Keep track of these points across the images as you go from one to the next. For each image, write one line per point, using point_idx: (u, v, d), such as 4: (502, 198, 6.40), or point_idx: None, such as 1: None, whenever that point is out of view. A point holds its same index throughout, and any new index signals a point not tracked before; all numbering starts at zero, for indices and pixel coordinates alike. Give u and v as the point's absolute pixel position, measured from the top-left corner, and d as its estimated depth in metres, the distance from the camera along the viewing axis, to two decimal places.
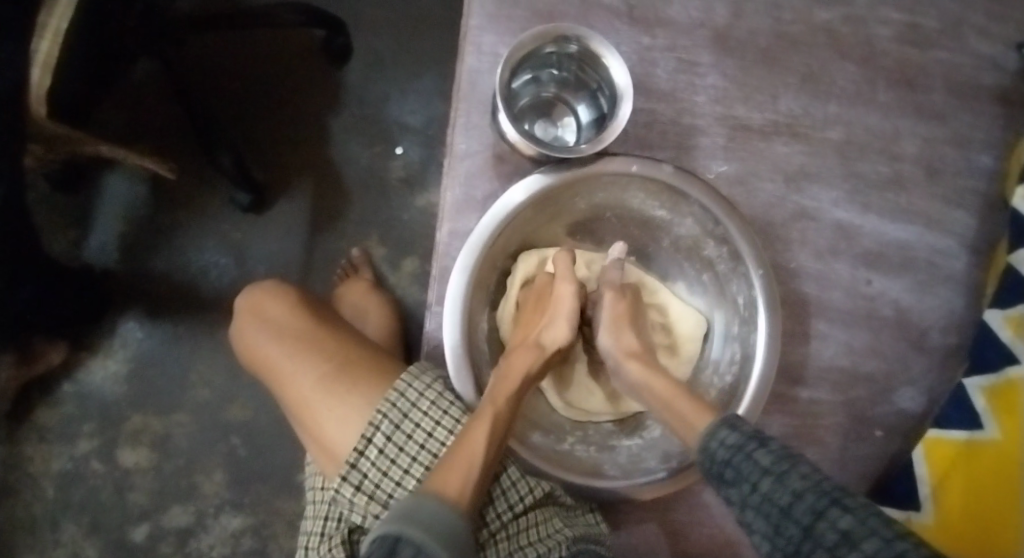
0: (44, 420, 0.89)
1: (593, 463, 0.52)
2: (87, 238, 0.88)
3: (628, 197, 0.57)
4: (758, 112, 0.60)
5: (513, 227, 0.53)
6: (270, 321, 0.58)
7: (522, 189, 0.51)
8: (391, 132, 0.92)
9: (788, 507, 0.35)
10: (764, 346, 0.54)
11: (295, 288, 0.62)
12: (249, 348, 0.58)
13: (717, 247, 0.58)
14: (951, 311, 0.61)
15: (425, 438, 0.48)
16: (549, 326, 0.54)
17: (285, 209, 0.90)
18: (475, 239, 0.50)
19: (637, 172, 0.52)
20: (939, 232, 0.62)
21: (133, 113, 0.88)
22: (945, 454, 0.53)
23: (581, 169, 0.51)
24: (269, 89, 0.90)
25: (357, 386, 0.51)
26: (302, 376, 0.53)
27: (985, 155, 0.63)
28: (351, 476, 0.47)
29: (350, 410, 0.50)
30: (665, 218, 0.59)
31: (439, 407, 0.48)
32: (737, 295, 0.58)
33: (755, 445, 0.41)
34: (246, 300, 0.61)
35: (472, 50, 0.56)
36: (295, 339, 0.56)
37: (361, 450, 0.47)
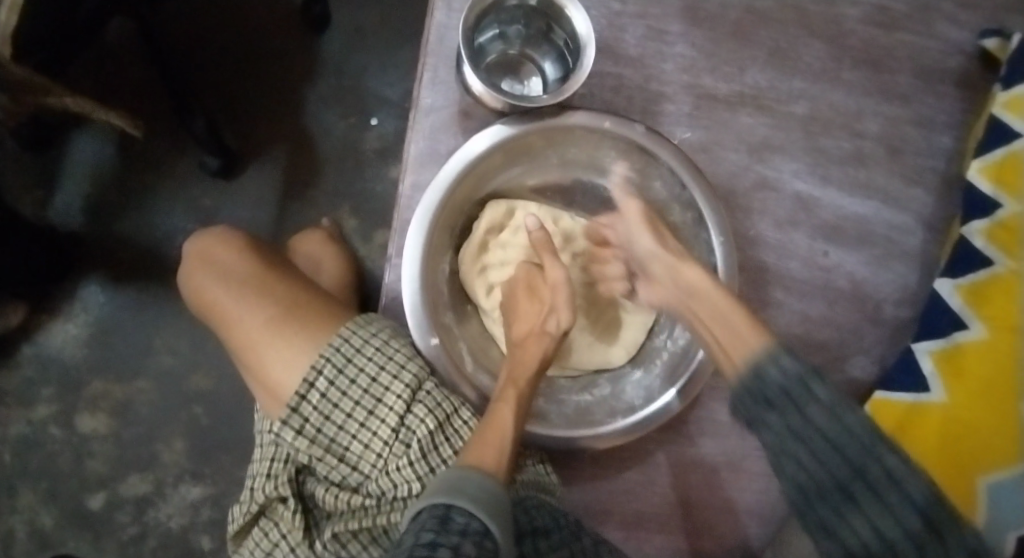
0: (3, 383, 0.87)
1: (540, 413, 0.53)
2: (52, 197, 0.87)
3: (600, 156, 0.59)
4: (724, 82, 0.61)
5: (477, 176, 0.53)
6: (218, 265, 0.57)
7: (486, 138, 0.51)
8: (367, 104, 0.91)
9: (840, 446, 0.34)
10: (722, 302, 0.55)
11: (245, 235, 0.60)
12: (198, 292, 0.57)
13: (682, 212, 0.59)
14: (907, 286, 0.63)
15: (368, 383, 0.48)
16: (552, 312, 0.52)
17: (256, 178, 0.89)
18: (438, 183, 0.50)
19: (608, 129, 0.53)
20: (897, 208, 0.63)
21: (104, 72, 0.87)
22: (892, 414, 0.55)
23: (548, 120, 0.52)
24: (246, 56, 0.90)
25: (305, 329, 0.51)
26: (250, 318, 0.52)
27: (945, 135, 0.64)
28: (291, 419, 0.47)
29: (298, 353, 0.50)
30: (634, 181, 0.61)
31: (385, 353, 0.48)
32: (699, 260, 0.59)
33: (818, 379, 0.36)
34: (194, 245, 0.60)
35: (441, 6, 0.56)
36: (244, 283, 0.55)
37: (303, 394, 0.47)
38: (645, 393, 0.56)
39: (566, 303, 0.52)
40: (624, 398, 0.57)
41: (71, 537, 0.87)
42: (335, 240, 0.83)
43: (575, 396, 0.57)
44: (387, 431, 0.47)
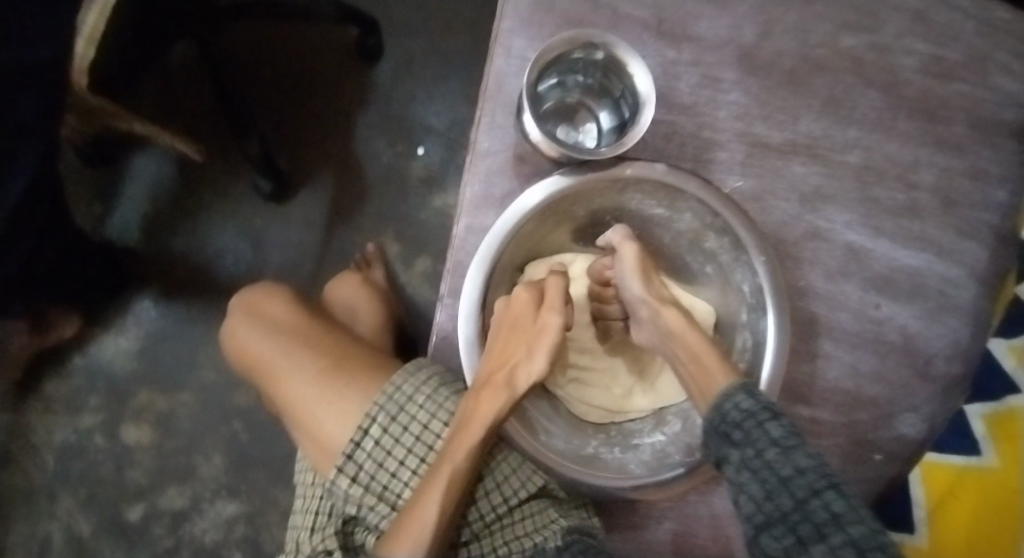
0: (52, 391, 0.90)
1: (620, 465, 0.54)
2: (110, 214, 0.90)
3: (625, 199, 0.58)
4: (777, 131, 0.61)
5: (528, 226, 0.54)
6: (265, 320, 0.65)
7: (539, 191, 0.51)
8: (414, 132, 0.93)
9: (788, 478, 0.37)
10: (770, 355, 0.54)
11: (286, 291, 0.69)
12: (243, 347, 0.65)
13: (718, 239, 0.58)
14: (962, 341, 0.61)
15: (420, 430, 0.53)
16: (525, 360, 0.52)
17: (304, 201, 0.92)
18: (497, 230, 0.50)
19: (664, 173, 0.53)
20: (951, 261, 0.62)
21: (168, 95, 0.90)
22: (940, 479, 0.60)
23: (601, 170, 0.53)
24: (299, 82, 0.92)
25: (350, 379, 0.58)
26: (299, 371, 0.59)
27: (1002, 189, 0.63)
28: (347, 466, 0.52)
29: (348, 402, 0.56)
30: (664, 216, 0.60)
31: (435, 401, 0.52)
32: (742, 283, 0.59)
33: (767, 417, 0.42)
34: (242, 302, 0.68)
35: (502, 52, 0.58)
36: (292, 339, 0.62)
37: (358, 441, 0.52)
38: None
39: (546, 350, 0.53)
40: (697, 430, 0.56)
41: (107, 545, 0.88)
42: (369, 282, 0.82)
43: (648, 438, 0.59)
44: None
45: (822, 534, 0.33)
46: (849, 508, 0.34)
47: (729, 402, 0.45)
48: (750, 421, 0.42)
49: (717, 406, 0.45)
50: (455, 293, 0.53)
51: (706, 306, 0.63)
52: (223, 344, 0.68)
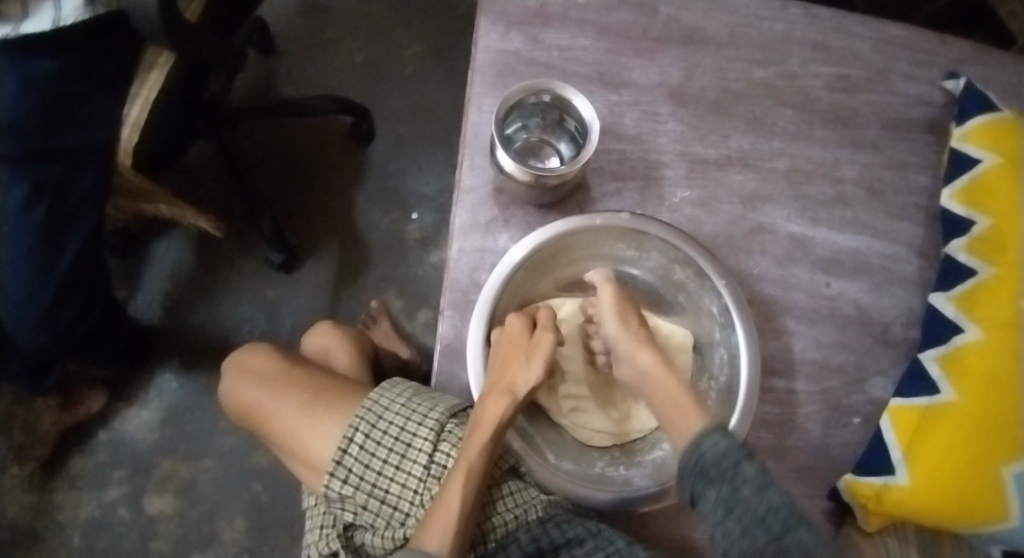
0: (78, 469, 0.94)
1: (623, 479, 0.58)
2: (136, 296, 0.99)
3: (600, 246, 0.66)
4: (713, 148, 0.72)
5: (518, 280, 0.63)
6: (250, 371, 0.70)
7: (525, 245, 0.61)
8: (408, 201, 1.05)
9: (739, 485, 0.45)
10: (746, 354, 0.60)
11: (266, 344, 0.74)
12: (237, 399, 0.70)
13: (683, 269, 0.65)
14: (909, 310, 0.69)
15: (398, 432, 0.59)
16: (523, 368, 0.58)
17: (313, 271, 1.01)
18: (495, 277, 0.60)
19: (628, 220, 0.62)
20: (885, 241, 0.71)
21: (188, 187, 1.02)
22: (908, 421, 0.58)
23: (574, 220, 0.61)
24: (302, 169, 1.05)
25: (329, 406, 0.64)
26: (286, 408, 0.66)
27: (918, 178, 0.73)
28: (338, 471, 0.58)
29: (330, 425, 0.62)
30: (634, 256, 0.67)
31: (409, 407, 0.59)
32: (711, 305, 0.64)
33: (721, 432, 0.48)
34: (230, 359, 0.73)
35: (474, 109, 0.71)
36: (277, 383, 0.68)
37: (345, 448, 0.59)
38: None
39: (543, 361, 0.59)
40: None
41: None
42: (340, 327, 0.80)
43: (649, 455, 0.61)
44: (420, 469, 0.58)
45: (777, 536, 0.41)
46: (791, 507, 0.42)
47: (707, 440, 0.48)
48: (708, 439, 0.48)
49: (697, 444, 0.49)
50: (454, 305, 0.64)
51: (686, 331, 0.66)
52: (221, 400, 0.72)
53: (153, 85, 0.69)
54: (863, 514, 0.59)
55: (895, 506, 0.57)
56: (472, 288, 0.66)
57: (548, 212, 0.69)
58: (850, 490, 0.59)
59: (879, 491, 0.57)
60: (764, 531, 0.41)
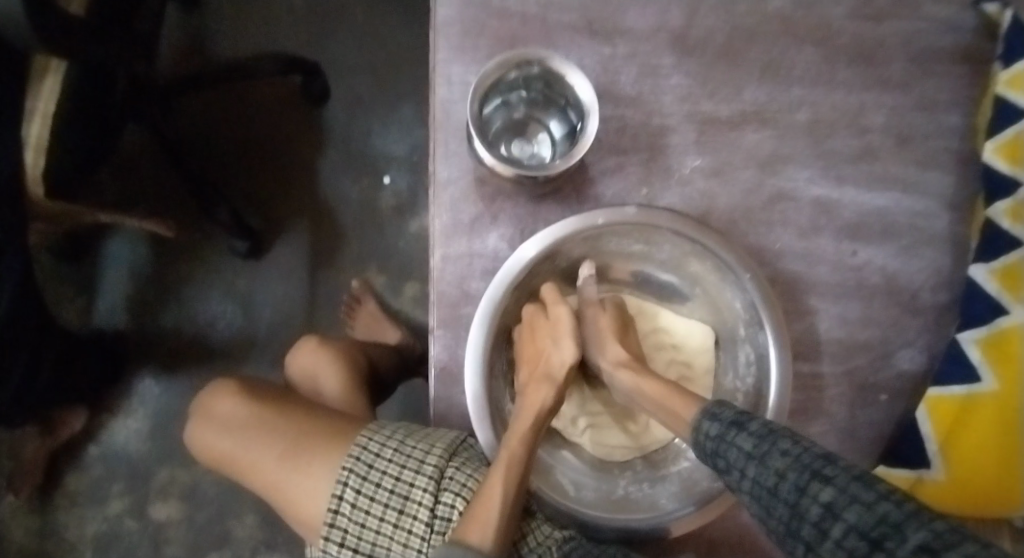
0: (76, 485, 0.91)
1: (650, 502, 0.55)
2: (96, 303, 0.92)
3: (605, 243, 0.58)
4: (724, 104, 0.62)
5: (521, 285, 0.56)
6: (220, 418, 0.62)
7: (534, 243, 0.54)
8: (378, 163, 0.95)
9: (775, 487, 0.35)
10: (774, 355, 0.55)
11: (234, 379, 0.65)
12: (211, 452, 0.63)
13: (699, 262, 0.59)
14: (941, 271, 0.63)
15: (393, 483, 0.51)
16: (555, 349, 0.55)
17: (283, 254, 0.93)
18: (492, 291, 0.53)
19: (636, 214, 0.54)
20: (915, 196, 0.64)
21: (126, 175, 0.91)
22: (947, 411, 0.55)
23: (576, 220, 0.54)
24: (254, 141, 0.94)
25: (310, 456, 0.55)
26: (265, 460, 0.58)
27: (954, 116, 0.64)
28: (332, 533, 0.51)
29: (314, 479, 0.54)
30: (643, 250, 0.60)
31: (402, 453, 0.52)
32: (733, 299, 0.59)
33: (735, 431, 0.41)
34: (199, 403, 0.65)
35: (442, 82, 0.59)
36: (247, 431, 0.60)
37: (336, 508, 0.52)
38: None
39: (570, 338, 0.55)
40: None
41: None
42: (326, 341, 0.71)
43: (674, 467, 0.58)
44: (421, 525, 0.50)
45: (825, 532, 0.30)
46: (839, 491, 0.31)
47: (706, 417, 0.45)
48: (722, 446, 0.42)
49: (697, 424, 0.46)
50: (445, 323, 0.56)
51: (704, 328, 0.61)
52: (191, 448, 0.66)
53: (49, 96, 0.59)
54: None
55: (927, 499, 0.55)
56: (463, 301, 0.57)
57: (541, 202, 0.59)
58: (881, 481, 0.57)
59: (912, 484, 0.56)
60: (778, 500, 0.34)
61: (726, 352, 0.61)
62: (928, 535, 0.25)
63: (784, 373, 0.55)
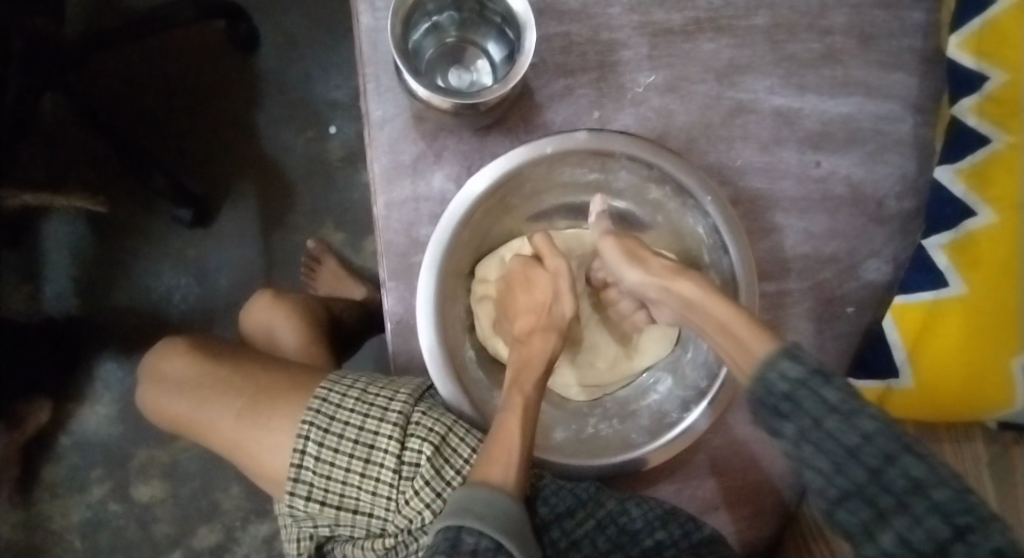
0: (53, 476, 0.89)
1: (623, 437, 0.54)
2: (41, 289, 0.87)
3: (558, 175, 0.55)
4: (675, 12, 0.57)
5: (472, 227, 0.52)
6: (170, 380, 0.55)
7: (480, 181, 0.49)
8: (320, 113, 0.90)
9: (856, 449, 0.34)
10: (739, 280, 0.52)
11: (183, 337, 0.58)
12: (164, 416, 0.56)
13: (660, 188, 0.56)
14: (908, 175, 0.61)
15: (357, 433, 0.45)
16: (556, 301, 0.53)
17: (231, 217, 0.89)
18: (441, 235, 0.49)
19: (586, 139, 0.50)
20: (880, 98, 0.60)
21: (53, 151, 0.85)
22: (913, 317, 0.55)
23: (524, 151, 0.50)
24: (183, 98, 0.88)
25: (273, 408, 0.49)
26: (221, 419, 0.51)
27: (919, 7, 0.60)
28: (297, 489, 0.45)
29: (277, 435, 0.47)
30: (601, 178, 0.57)
31: (365, 401, 0.46)
32: (697, 225, 0.56)
33: (824, 382, 0.36)
34: (148, 364, 0.57)
35: (365, 8, 0.54)
36: (202, 389, 0.53)
37: (298, 463, 0.45)
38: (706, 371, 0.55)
39: (570, 291, 0.53)
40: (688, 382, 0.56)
41: None
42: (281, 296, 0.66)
43: (643, 402, 0.58)
44: (390, 475, 0.45)
45: (903, 505, 0.32)
46: (929, 470, 0.32)
47: (773, 369, 0.37)
48: (806, 395, 0.36)
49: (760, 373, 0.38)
50: (396, 274, 0.53)
51: (671, 256, 0.60)
52: (146, 414, 0.59)
53: None
54: None
55: (897, 409, 0.56)
56: (413, 249, 0.54)
57: (486, 134, 0.55)
58: None
59: (882, 393, 0.56)
60: (858, 462, 0.34)
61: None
62: (1010, 539, 0.29)
63: (750, 296, 0.52)
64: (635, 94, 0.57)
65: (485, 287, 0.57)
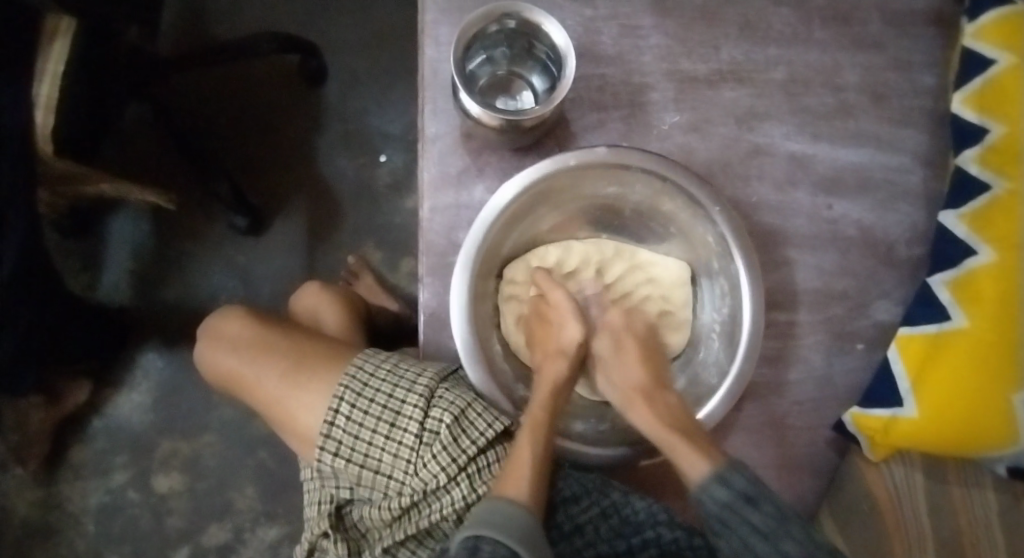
0: (80, 459, 0.93)
1: (631, 431, 0.57)
2: (101, 278, 0.94)
3: (588, 185, 0.60)
4: (702, 63, 0.64)
5: (499, 233, 0.57)
6: (226, 339, 0.60)
7: (512, 187, 0.55)
8: (373, 142, 0.99)
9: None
10: (749, 291, 0.56)
11: (242, 306, 0.63)
12: (216, 372, 0.61)
13: (675, 203, 0.60)
14: (917, 224, 0.65)
15: (386, 399, 0.50)
16: (562, 327, 0.57)
17: (281, 229, 0.96)
18: (476, 231, 0.54)
19: (616, 153, 0.55)
20: (890, 152, 0.65)
21: (131, 155, 0.94)
22: (916, 349, 0.58)
23: (560, 162, 0.55)
24: (253, 119, 0.98)
25: (315, 374, 0.53)
26: (267, 379, 0.55)
27: (928, 74, 0.66)
28: (326, 445, 0.49)
29: (315, 397, 0.52)
30: (618, 194, 0.62)
31: (396, 373, 0.51)
32: (706, 235, 0.61)
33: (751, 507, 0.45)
34: (208, 325, 0.62)
35: (430, 42, 0.62)
36: (253, 351, 0.58)
37: (330, 421, 0.50)
38: (717, 369, 0.59)
39: (572, 317, 0.57)
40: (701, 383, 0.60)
41: None
42: (329, 289, 0.70)
43: None
44: (412, 438, 0.49)
45: None
46: None
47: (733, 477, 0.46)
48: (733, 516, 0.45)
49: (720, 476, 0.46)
50: (433, 270, 0.59)
51: (681, 262, 0.64)
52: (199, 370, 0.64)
53: (59, 57, 0.60)
54: (867, 446, 0.59)
55: (901, 439, 0.56)
56: (451, 249, 0.60)
57: (525, 155, 0.62)
58: (857, 424, 0.59)
59: (886, 423, 0.57)
60: None
61: (703, 286, 0.64)
62: None
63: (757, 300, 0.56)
64: (661, 130, 0.63)
65: (512, 288, 0.62)
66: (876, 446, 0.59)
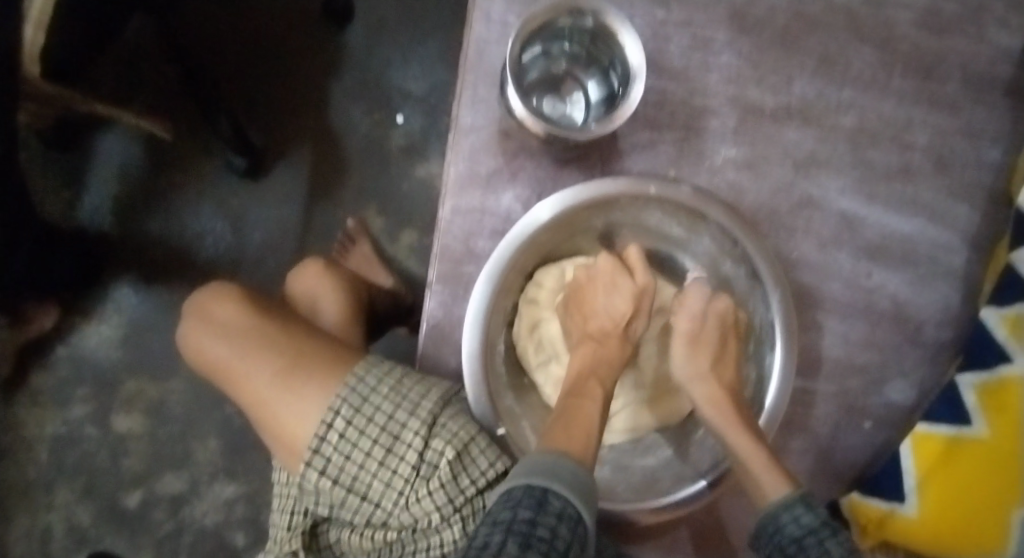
0: (39, 385, 0.88)
1: (608, 486, 0.54)
2: (80, 199, 0.88)
3: (645, 215, 0.56)
4: (769, 94, 0.59)
5: (541, 241, 0.52)
6: (216, 322, 0.55)
7: (549, 206, 0.50)
8: (392, 100, 0.92)
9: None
10: (781, 356, 0.54)
11: (234, 283, 0.59)
12: (201, 355, 0.56)
13: (735, 267, 0.57)
14: (953, 305, 0.61)
15: (385, 421, 0.46)
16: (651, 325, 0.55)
17: (279, 178, 0.90)
18: (504, 246, 0.49)
19: (692, 198, 0.52)
20: (942, 226, 0.61)
21: (127, 72, 0.87)
22: (931, 450, 0.54)
23: (608, 189, 0.50)
24: (268, 53, 0.90)
25: (311, 379, 0.49)
26: (258, 375, 0.51)
27: (998, 148, 0.62)
28: (314, 460, 0.46)
29: (309, 406, 0.48)
30: (682, 237, 0.58)
31: (398, 392, 0.46)
32: (754, 313, 0.58)
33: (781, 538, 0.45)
34: (196, 302, 0.58)
35: (480, 18, 0.55)
36: (244, 340, 0.53)
37: (323, 435, 0.46)
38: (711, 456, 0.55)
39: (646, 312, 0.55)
40: (690, 459, 0.56)
41: (108, 534, 0.88)
42: (331, 273, 0.68)
43: (639, 461, 0.58)
44: (408, 469, 0.45)
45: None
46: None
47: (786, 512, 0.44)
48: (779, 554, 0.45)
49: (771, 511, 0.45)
50: (444, 278, 0.53)
51: None
52: (180, 349, 0.59)
53: None
54: (858, 532, 0.57)
55: (896, 534, 0.55)
56: (467, 258, 0.54)
57: (564, 166, 0.56)
58: (852, 509, 0.57)
59: (883, 516, 0.56)
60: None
61: None
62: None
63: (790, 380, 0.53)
64: (711, 163, 0.58)
65: (537, 292, 0.57)
66: (866, 533, 0.57)
